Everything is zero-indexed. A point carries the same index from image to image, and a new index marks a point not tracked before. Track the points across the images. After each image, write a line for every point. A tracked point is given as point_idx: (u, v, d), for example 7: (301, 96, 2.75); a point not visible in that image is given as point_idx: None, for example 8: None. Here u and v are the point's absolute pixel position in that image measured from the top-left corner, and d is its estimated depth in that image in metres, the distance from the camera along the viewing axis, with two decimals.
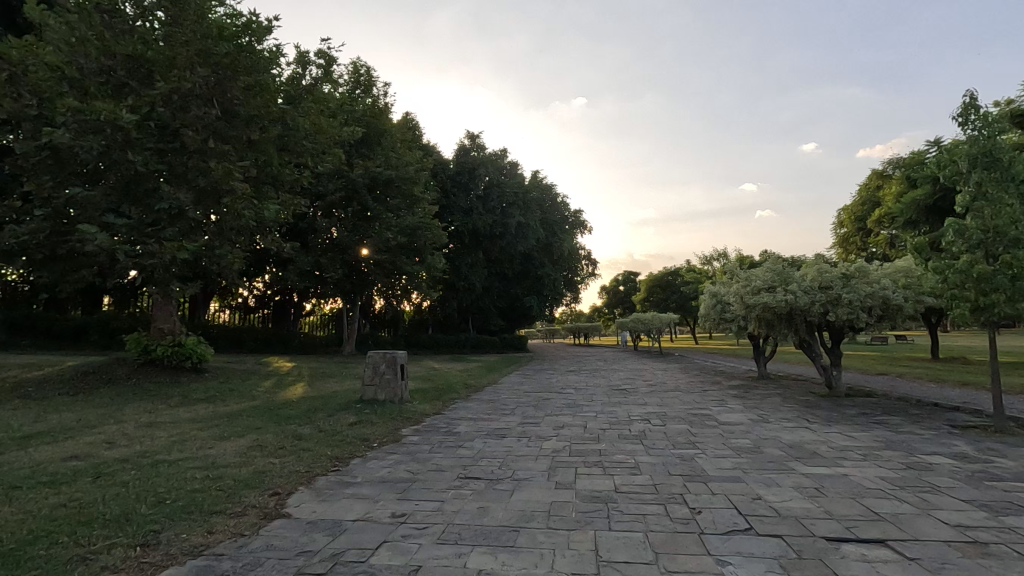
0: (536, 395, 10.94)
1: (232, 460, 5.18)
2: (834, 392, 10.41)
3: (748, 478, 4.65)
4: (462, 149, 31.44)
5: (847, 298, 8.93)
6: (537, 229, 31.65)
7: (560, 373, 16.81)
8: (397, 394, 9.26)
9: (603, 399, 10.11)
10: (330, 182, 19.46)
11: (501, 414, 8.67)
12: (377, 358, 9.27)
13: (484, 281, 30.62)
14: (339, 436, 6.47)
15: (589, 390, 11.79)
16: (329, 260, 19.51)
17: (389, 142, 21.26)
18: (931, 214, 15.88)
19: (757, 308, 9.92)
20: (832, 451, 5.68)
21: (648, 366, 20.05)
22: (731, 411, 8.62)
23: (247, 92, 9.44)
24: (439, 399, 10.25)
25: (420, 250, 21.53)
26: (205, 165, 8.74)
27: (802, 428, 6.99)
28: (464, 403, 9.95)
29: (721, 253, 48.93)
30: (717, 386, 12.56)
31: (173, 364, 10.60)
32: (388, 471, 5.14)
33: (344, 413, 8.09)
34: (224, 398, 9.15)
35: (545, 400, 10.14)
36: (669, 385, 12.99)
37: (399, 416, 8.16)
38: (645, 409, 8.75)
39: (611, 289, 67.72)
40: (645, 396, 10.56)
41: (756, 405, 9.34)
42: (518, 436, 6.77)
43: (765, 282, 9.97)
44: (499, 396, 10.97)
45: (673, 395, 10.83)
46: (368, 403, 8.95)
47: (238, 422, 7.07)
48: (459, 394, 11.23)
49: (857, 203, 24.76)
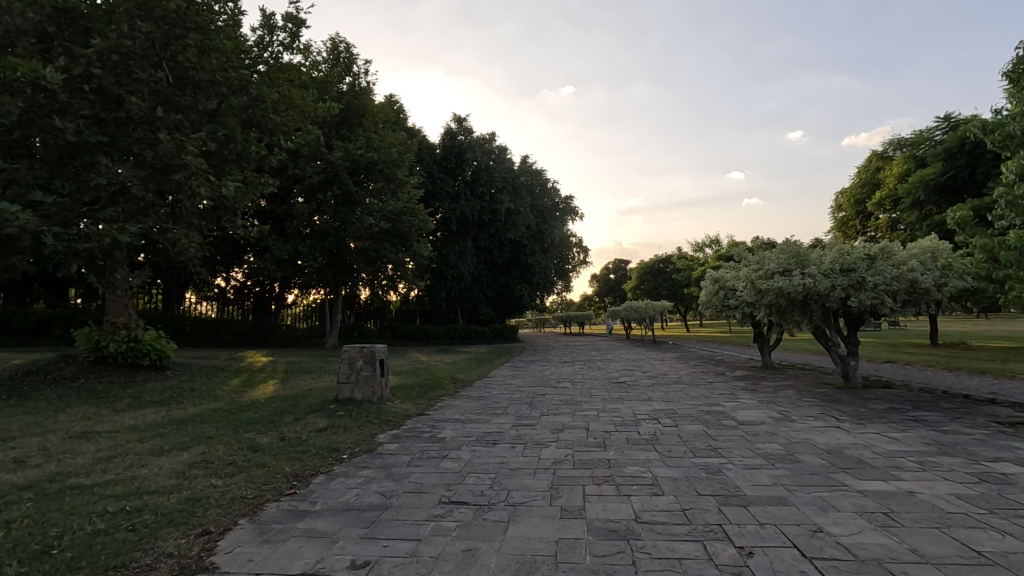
0: (530, 390, 10.08)
1: (164, 484, 4.24)
2: (850, 382, 9.68)
3: (796, 500, 3.79)
4: (449, 132, 30.38)
5: (872, 281, 8.12)
6: (527, 216, 30.76)
7: (554, 365, 15.98)
8: (377, 393, 8.34)
9: (603, 395, 9.27)
10: (308, 164, 18.32)
11: (492, 413, 7.79)
12: (352, 353, 8.35)
13: (473, 269, 29.65)
14: (303, 447, 5.54)
15: (587, 384, 10.96)
16: (308, 248, 18.27)
17: (370, 123, 20.17)
18: (941, 193, 15.11)
19: (771, 293, 9.09)
20: (881, 459, 4.83)
21: (644, 357, 19.27)
22: (746, 407, 7.80)
23: (202, 55, 8.36)
24: (424, 398, 9.35)
25: (405, 236, 20.54)
26: (152, 136, 7.69)
27: (833, 428, 6.18)
28: (452, 401, 9.08)
29: (712, 240, 48.43)
30: (723, 378, 11.78)
31: (128, 362, 9.58)
32: (355, 495, 4.22)
33: (314, 416, 7.14)
34: (182, 400, 8.16)
35: (540, 396, 9.27)
36: (671, 377, 12.18)
37: (378, 419, 7.24)
38: (652, 407, 7.93)
39: (601, 277, 67.09)
40: (648, 391, 9.74)
41: (770, 399, 8.55)
42: (512, 442, 5.88)
43: (779, 265, 9.12)
44: (490, 392, 10.11)
45: (678, 389, 10.03)
46: (344, 403, 8.02)
47: (187, 430, 6.10)
48: (446, 391, 10.34)
49: (856, 185, 24.08)
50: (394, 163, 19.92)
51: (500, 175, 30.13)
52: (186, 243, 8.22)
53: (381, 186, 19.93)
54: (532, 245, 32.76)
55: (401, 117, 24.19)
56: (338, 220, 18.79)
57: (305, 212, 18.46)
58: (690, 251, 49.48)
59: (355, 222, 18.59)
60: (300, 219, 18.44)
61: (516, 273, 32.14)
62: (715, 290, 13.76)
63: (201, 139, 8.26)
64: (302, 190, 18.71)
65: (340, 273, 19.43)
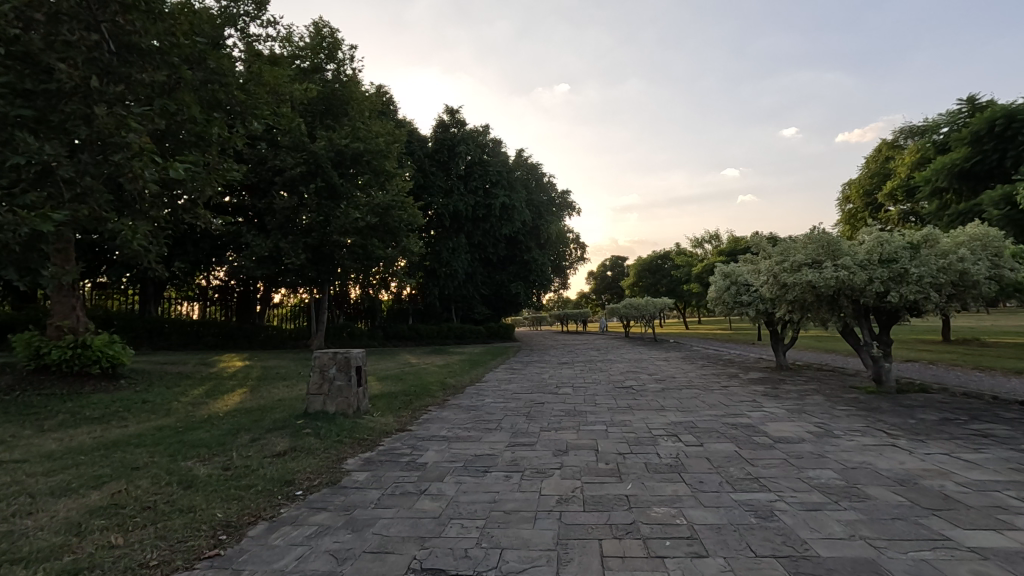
0: (527, 398, 9.08)
1: (41, 546, 3.19)
2: (883, 387, 8.71)
3: (893, 566, 2.78)
4: (441, 125, 29.31)
5: (917, 273, 7.14)
6: (522, 210, 29.72)
7: (553, 367, 15.00)
8: (353, 406, 7.29)
9: (610, 404, 8.26)
10: (289, 155, 17.23)
11: (483, 429, 6.75)
12: (324, 360, 7.30)
13: (468, 266, 28.61)
14: (247, 480, 4.49)
15: (590, 390, 9.94)
16: (290, 244, 17.15)
17: (357, 112, 19.10)
18: (965, 180, 14.17)
19: (798, 288, 8.08)
20: (973, 495, 3.82)
21: (646, 356, 18.30)
22: (776, 419, 6.80)
23: (147, 18, 7.28)
24: (408, 408, 8.31)
25: (394, 232, 19.50)
26: (86, 109, 6.61)
27: (890, 447, 5.17)
28: (441, 412, 8.06)
29: (712, 236, 47.57)
30: (738, 382, 10.79)
31: (75, 370, 8.49)
32: (298, 557, 3.17)
33: (274, 436, 6.08)
34: (128, 415, 7.10)
35: (538, 406, 8.26)
36: (681, 380, 11.21)
37: (350, 437, 6.18)
38: (668, 419, 6.92)
39: (598, 275, 66.20)
40: (660, 398, 8.72)
41: (800, 408, 7.55)
42: (507, 470, 4.83)
43: (806, 256, 8.11)
44: (483, 399, 9.08)
45: (691, 395, 9.03)
46: (314, 418, 6.97)
47: (112, 459, 5.03)
48: (435, 399, 9.31)
49: (864, 176, 23.18)
50: (381, 154, 18.88)
51: (494, 169, 29.12)
52: (131, 236, 7.15)
53: (368, 178, 18.88)
54: (528, 241, 31.76)
55: (390, 107, 23.12)
56: (322, 215, 17.71)
57: (287, 207, 17.37)
58: (689, 247, 48.67)
59: (339, 216, 17.49)
60: (282, 214, 17.37)
61: (512, 270, 31.14)
62: (727, 286, 12.79)
63: (147, 115, 7.18)
64: (283, 183, 17.61)
65: (325, 271, 18.36)
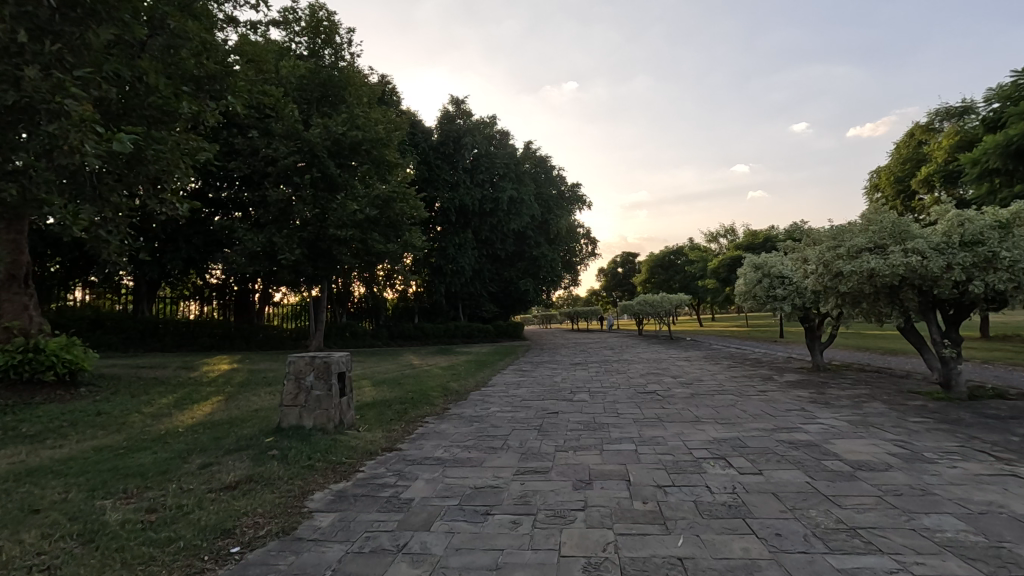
0: (539, 407, 7.94)
1: None
2: (953, 393, 7.47)
3: None
4: (446, 116, 28.20)
5: (1010, 257, 5.93)
6: (531, 204, 28.54)
7: (565, 368, 13.86)
8: (333, 419, 6.21)
9: (634, 415, 7.10)
10: (282, 143, 16.22)
11: (486, 448, 5.62)
12: (299, 366, 6.22)
13: (475, 263, 27.53)
14: (170, 532, 3.38)
15: (610, 396, 8.79)
16: (284, 239, 16.12)
17: (355, 98, 18.03)
18: (1020, 160, 12.80)
19: (855, 278, 6.88)
20: None
21: (665, 356, 17.09)
22: (841, 435, 5.60)
23: None
24: (401, 420, 7.20)
25: (396, 225, 18.46)
26: (12, 69, 5.54)
27: (1011, 479, 3.98)
28: (439, 425, 6.94)
29: (728, 230, 46.12)
30: (775, 386, 9.58)
31: (26, 379, 7.46)
32: None
33: (231, 461, 4.97)
34: (70, 432, 6.02)
35: (552, 418, 7.12)
36: (710, 385, 10.01)
37: (324, 462, 5.07)
38: (708, 435, 5.74)
39: (608, 271, 64.80)
40: (692, 407, 7.54)
41: (865, 420, 6.34)
42: (515, 515, 3.68)
43: (864, 240, 6.92)
44: (488, 409, 7.97)
45: (728, 402, 7.85)
46: (286, 435, 5.89)
47: (10, 496, 3.94)
48: (434, 408, 8.20)
49: (896, 162, 21.74)
50: (381, 143, 17.80)
51: (501, 161, 28.01)
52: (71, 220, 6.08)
53: (367, 169, 17.85)
54: (537, 236, 30.59)
55: (392, 96, 22.03)
56: (318, 208, 16.68)
57: (280, 199, 16.35)
58: (704, 242, 47.32)
59: (336, 208, 16.41)
60: (276, 207, 16.37)
61: (520, 266, 30.02)
62: (759, 279, 11.56)
63: (91, 79, 6.12)
64: (277, 175, 16.61)
65: (323, 267, 17.33)
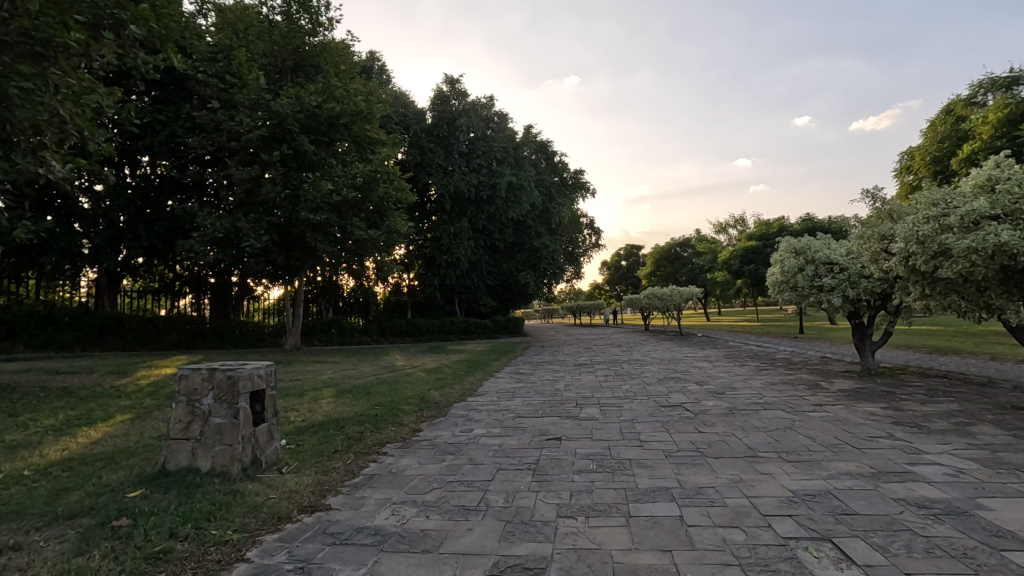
0: (537, 432, 6.08)
1: None
2: None
3: None
4: (440, 96, 26.24)
5: None
6: (531, 191, 26.54)
7: (569, 371, 12.00)
8: (241, 461, 4.35)
9: (664, 446, 5.24)
10: (246, 115, 14.39)
11: (455, 510, 3.75)
12: (193, 382, 4.37)
13: (471, 254, 25.66)
14: None
15: (628, 413, 6.93)
16: (250, 223, 14.28)
17: (331, 66, 16.15)
18: None
19: (967, 259, 5.09)
20: None
21: (681, 356, 15.22)
22: (987, 488, 3.71)
23: None
24: (350, 452, 5.36)
25: (379, 209, 16.66)
26: None
27: None
28: (399, 462, 5.08)
29: (737, 220, 44.13)
30: (830, 396, 7.72)
31: None
32: None
33: (38, 544, 3.11)
34: None
35: (554, 450, 5.26)
36: (748, 395, 8.15)
37: (189, 544, 3.19)
38: (784, 489, 3.86)
39: (612, 264, 62.85)
40: (739, 433, 5.69)
41: (996, 457, 4.45)
42: None
43: (985, 205, 5.08)
44: (470, 434, 6.13)
45: (784, 425, 5.98)
46: (169, 485, 4.04)
47: None
48: (400, 431, 6.37)
49: (930, 141, 19.76)
50: (361, 117, 15.94)
51: (499, 145, 26.09)
52: None
53: (347, 147, 16.05)
54: (538, 226, 28.64)
55: (378, 70, 20.16)
56: (290, 189, 14.81)
57: (246, 178, 14.46)
58: (712, 234, 45.38)
59: (308, 188, 14.48)
60: (242, 187, 14.46)
61: (519, 258, 28.11)
62: (801, 267, 9.69)
63: None
64: (243, 152, 14.79)
65: (297, 256, 15.52)
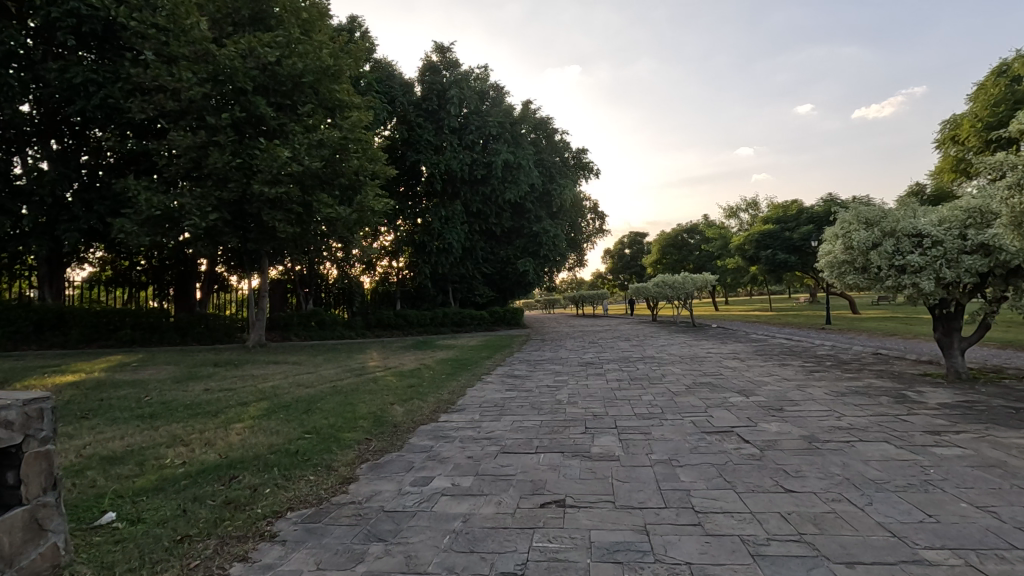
0: (528, 489, 3.88)
1: None
2: None
3: None
4: (429, 66, 23.86)
5: None
6: (531, 170, 24.20)
7: (574, 374, 9.75)
8: None
9: (744, 529, 3.06)
10: (187, 69, 12.11)
11: None
12: None
13: (465, 240, 23.42)
14: None
15: (661, 449, 4.74)
16: (194, 199, 12.09)
17: (293, 16, 13.86)
18: None
19: None
20: None
21: (704, 353, 12.98)
22: None
23: None
24: (210, 539, 3.19)
25: (351, 184, 14.51)
26: None
27: None
28: (284, 566, 2.91)
29: (750, 204, 41.66)
30: (941, 419, 5.49)
31: None
32: None
33: None
34: None
35: (554, 537, 3.08)
36: (821, 415, 5.94)
37: None
38: None
39: (615, 252, 60.58)
40: (854, 494, 3.53)
41: None
42: None
43: None
44: (426, 491, 3.96)
45: (917, 477, 3.79)
46: None
47: None
48: (323, 483, 4.20)
49: (981, 107, 17.48)
50: (327, 73, 13.72)
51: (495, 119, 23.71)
52: None
53: (314, 110, 13.84)
54: (538, 209, 26.31)
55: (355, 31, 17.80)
56: (242, 158, 12.56)
57: (189, 145, 12.19)
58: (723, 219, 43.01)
59: (262, 157, 12.24)
60: (186, 155, 12.25)
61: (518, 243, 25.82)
62: (875, 241, 7.46)
63: None
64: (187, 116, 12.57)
65: (255, 238, 13.38)
